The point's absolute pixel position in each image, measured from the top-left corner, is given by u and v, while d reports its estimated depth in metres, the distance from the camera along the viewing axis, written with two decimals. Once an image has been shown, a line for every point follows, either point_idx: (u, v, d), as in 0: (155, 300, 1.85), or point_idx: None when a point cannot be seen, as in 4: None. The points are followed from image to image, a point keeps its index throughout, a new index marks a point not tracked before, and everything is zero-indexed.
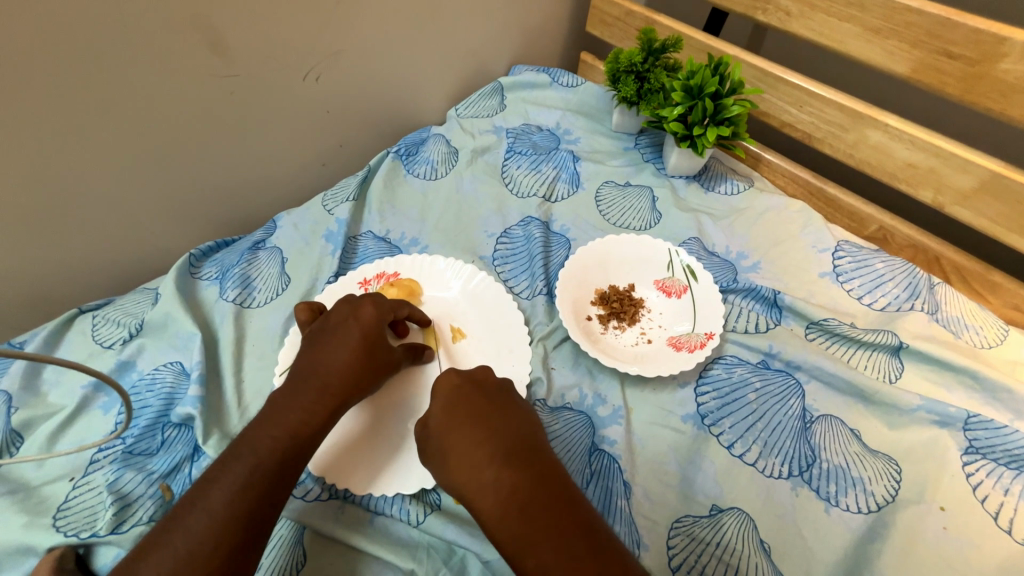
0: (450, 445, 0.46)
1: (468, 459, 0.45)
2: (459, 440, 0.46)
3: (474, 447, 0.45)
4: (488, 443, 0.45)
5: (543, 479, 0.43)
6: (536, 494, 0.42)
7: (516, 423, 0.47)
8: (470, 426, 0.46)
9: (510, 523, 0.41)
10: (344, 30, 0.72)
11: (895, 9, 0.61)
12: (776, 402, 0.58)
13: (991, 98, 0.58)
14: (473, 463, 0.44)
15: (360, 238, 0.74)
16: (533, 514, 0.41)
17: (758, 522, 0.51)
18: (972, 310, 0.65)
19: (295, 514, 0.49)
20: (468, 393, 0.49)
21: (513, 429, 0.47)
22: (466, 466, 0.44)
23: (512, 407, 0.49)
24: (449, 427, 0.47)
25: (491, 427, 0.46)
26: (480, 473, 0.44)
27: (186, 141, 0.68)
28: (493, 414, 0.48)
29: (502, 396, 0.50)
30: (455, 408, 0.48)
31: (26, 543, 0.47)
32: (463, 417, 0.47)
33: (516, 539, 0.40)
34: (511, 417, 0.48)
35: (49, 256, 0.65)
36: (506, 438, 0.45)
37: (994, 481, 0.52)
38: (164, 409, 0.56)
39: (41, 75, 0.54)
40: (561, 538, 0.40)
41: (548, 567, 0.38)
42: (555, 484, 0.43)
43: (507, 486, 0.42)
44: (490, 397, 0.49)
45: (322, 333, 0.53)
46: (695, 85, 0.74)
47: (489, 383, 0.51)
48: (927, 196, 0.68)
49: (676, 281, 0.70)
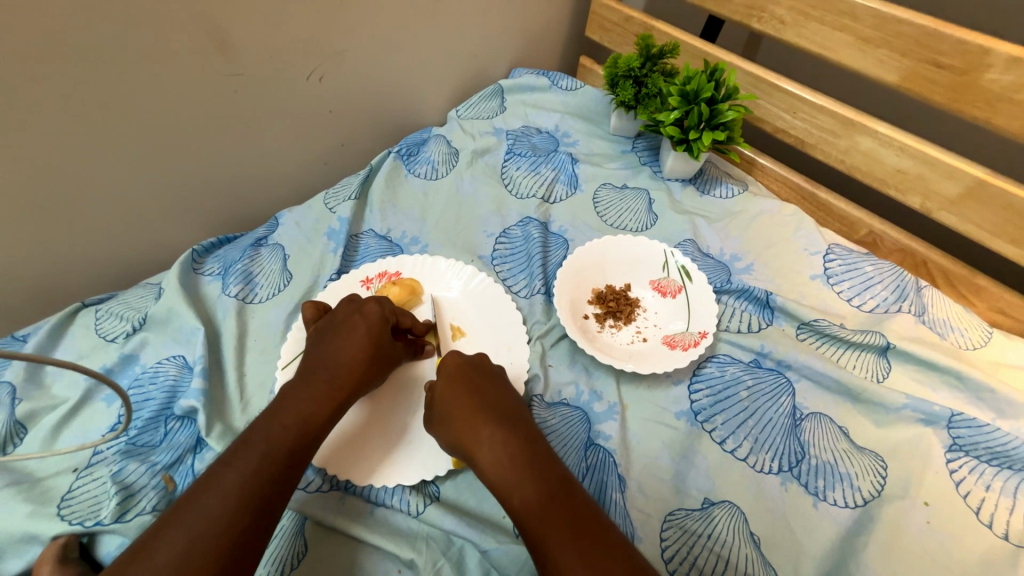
0: (452, 412, 0.50)
1: (467, 419, 0.49)
2: (460, 408, 0.49)
3: (474, 414, 0.49)
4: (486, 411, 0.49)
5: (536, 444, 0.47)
6: (526, 449, 0.46)
7: (513, 400, 0.51)
8: (471, 396, 0.50)
9: (502, 469, 0.45)
10: (348, 30, 0.73)
11: (886, 19, 0.63)
12: (767, 400, 0.60)
13: (976, 107, 0.60)
14: (472, 423, 0.48)
15: (362, 236, 0.75)
16: (523, 463, 0.45)
17: (749, 515, 0.52)
18: (958, 313, 0.67)
19: (297, 505, 0.50)
20: (469, 367, 0.53)
21: (509, 403, 0.51)
22: (467, 430, 0.48)
23: (508, 387, 0.53)
24: (451, 396, 0.50)
25: (491, 399, 0.50)
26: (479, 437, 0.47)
27: (189, 138, 0.69)
28: (491, 386, 0.52)
29: (499, 376, 0.54)
30: (456, 379, 0.52)
31: (30, 532, 0.47)
32: (466, 388, 0.51)
33: (505, 482, 0.44)
34: (508, 394, 0.52)
35: (52, 249, 0.66)
36: (502, 406, 0.50)
37: (977, 478, 0.53)
38: (167, 402, 0.57)
39: (49, 69, 0.54)
40: (546, 483, 0.43)
41: (531, 503, 0.42)
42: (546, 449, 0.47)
43: (500, 441, 0.46)
44: (488, 376, 0.53)
45: (329, 329, 0.55)
46: (691, 90, 0.76)
47: (488, 366, 0.55)
48: (915, 201, 0.70)
49: (671, 282, 0.72)
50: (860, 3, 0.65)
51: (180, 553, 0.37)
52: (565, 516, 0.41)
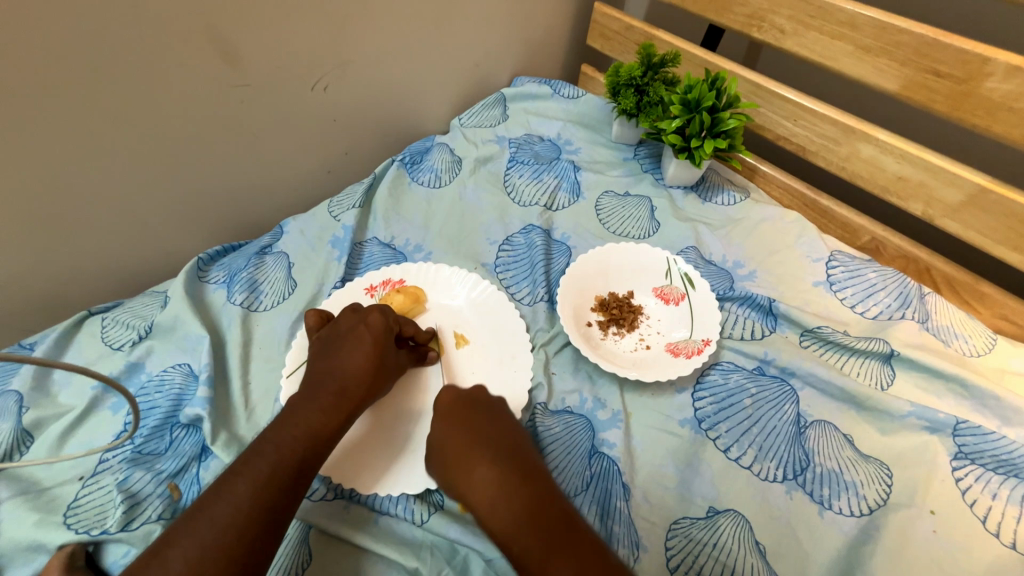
0: (446, 447, 0.48)
1: (462, 459, 0.47)
2: (455, 443, 0.48)
3: (468, 449, 0.47)
4: (480, 445, 0.47)
5: (533, 478, 0.45)
6: (522, 491, 0.43)
7: (510, 431, 0.49)
8: (465, 431, 0.48)
9: (498, 515, 0.43)
10: (351, 41, 0.74)
11: (885, 28, 0.64)
12: (771, 407, 0.60)
13: (976, 115, 0.60)
14: (466, 463, 0.46)
15: (366, 244, 0.76)
16: (519, 507, 0.42)
17: (754, 524, 0.52)
18: (961, 320, 0.67)
19: (302, 514, 0.50)
20: (463, 401, 0.51)
21: (505, 435, 0.49)
22: (461, 468, 0.46)
23: (506, 416, 0.51)
24: (446, 431, 0.49)
25: (486, 431, 0.48)
26: (473, 473, 0.45)
27: (195, 148, 0.69)
28: (487, 421, 0.50)
29: (496, 406, 0.52)
30: (450, 416, 0.50)
31: (36, 541, 0.47)
32: (460, 422, 0.49)
33: (503, 529, 0.42)
34: (506, 428, 0.50)
35: (59, 258, 0.66)
36: (497, 443, 0.47)
37: (983, 486, 0.53)
38: (172, 410, 0.57)
39: (58, 81, 0.55)
40: (544, 528, 0.41)
41: (530, 551, 0.40)
42: (543, 485, 0.44)
43: (495, 483, 0.44)
44: (484, 407, 0.51)
45: (333, 340, 0.55)
46: (693, 99, 0.77)
47: (484, 395, 0.53)
48: (917, 209, 0.70)
49: (674, 289, 0.72)
50: (859, 13, 0.65)
51: (190, 565, 0.37)
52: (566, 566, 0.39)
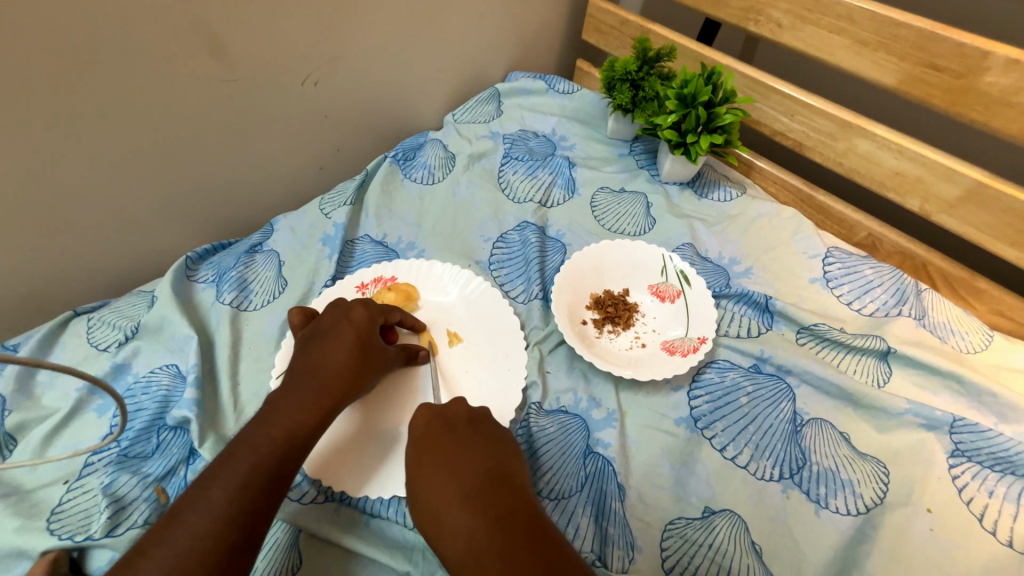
0: (418, 486, 0.46)
1: (432, 499, 0.44)
2: (426, 481, 0.46)
3: (439, 489, 0.44)
4: (450, 484, 0.44)
5: (505, 518, 0.41)
6: (493, 536, 0.40)
7: (484, 460, 0.46)
8: (435, 467, 0.46)
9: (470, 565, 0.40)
10: (343, 35, 0.73)
11: (884, 22, 0.63)
12: (767, 406, 0.59)
13: (974, 110, 0.60)
14: (437, 505, 0.44)
15: (358, 242, 0.75)
16: (489, 555, 0.39)
17: (750, 524, 0.52)
18: (958, 316, 0.67)
19: (291, 518, 0.49)
20: (436, 428, 0.49)
21: (475, 465, 0.46)
22: (431, 508, 0.44)
23: (482, 439, 0.48)
24: (418, 468, 0.47)
25: (456, 466, 0.46)
26: (443, 517, 0.43)
27: (183, 144, 0.68)
28: (460, 451, 0.47)
29: (472, 428, 0.49)
30: (422, 446, 0.48)
31: (19, 547, 0.46)
32: (431, 456, 0.47)
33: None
34: (480, 455, 0.47)
35: (45, 257, 0.65)
36: (469, 478, 0.45)
37: (979, 483, 0.53)
38: (159, 412, 0.56)
39: (41, 76, 0.54)
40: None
41: None
42: (514, 525, 0.41)
43: (465, 529, 0.41)
44: (459, 434, 0.48)
45: (315, 336, 0.54)
46: (688, 94, 0.76)
47: (459, 417, 0.50)
48: (913, 204, 0.69)
49: (669, 286, 0.71)
50: (857, 6, 0.64)
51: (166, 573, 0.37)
52: None
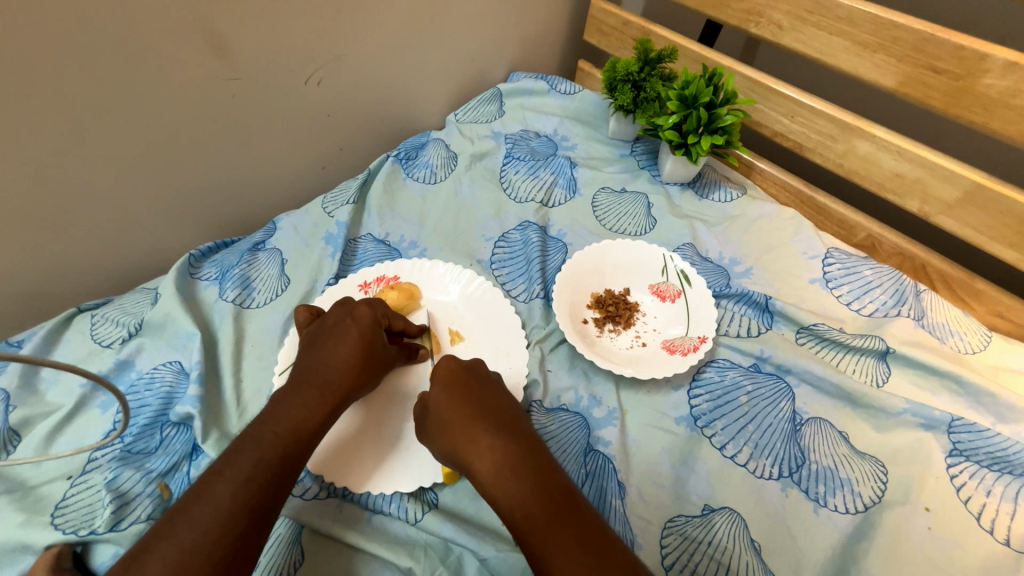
0: (447, 415, 0.49)
1: (466, 428, 0.48)
2: (457, 414, 0.49)
3: (473, 422, 0.48)
4: (482, 416, 0.49)
5: (534, 449, 0.47)
6: (528, 461, 0.45)
7: (507, 405, 0.51)
8: (466, 402, 0.49)
9: (506, 482, 0.44)
10: (345, 34, 0.73)
11: (883, 24, 0.63)
12: (767, 404, 0.59)
13: (973, 112, 0.60)
14: (472, 434, 0.47)
15: (360, 240, 0.75)
16: (526, 475, 0.44)
17: (749, 522, 0.52)
18: (956, 317, 0.67)
19: (294, 513, 0.50)
20: (465, 374, 0.52)
21: (504, 409, 0.50)
22: (464, 437, 0.47)
23: (502, 392, 0.53)
24: (447, 400, 0.50)
25: (486, 405, 0.50)
26: (475, 440, 0.47)
27: (186, 143, 0.68)
28: (489, 396, 0.51)
29: (494, 382, 0.54)
30: (453, 387, 0.51)
31: (24, 541, 0.47)
32: (463, 393, 0.50)
33: (508, 495, 0.43)
34: (507, 404, 0.51)
35: (48, 254, 0.65)
36: (501, 417, 0.49)
37: (977, 483, 0.53)
38: (163, 408, 0.56)
39: (46, 73, 0.54)
40: (550, 494, 0.43)
41: (535, 514, 0.41)
42: (544, 457, 0.46)
43: (503, 453, 0.45)
44: (484, 382, 0.52)
45: (320, 334, 0.54)
46: (690, 95, 0.76)
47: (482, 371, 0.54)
48: (913, 206, 0.70)
49: (670, 286, 0.71)
50: (857, 8, 0.65)
51: (171, 566, 0.37)
52: (570, 531, 0.40)
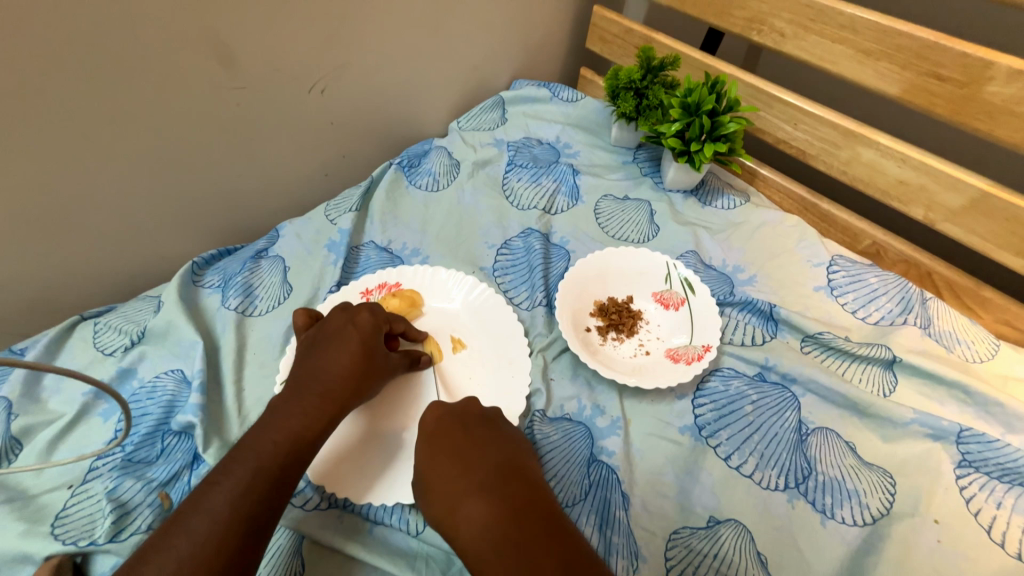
0: (433, 478, 0.47)
1: (448, 494, 0.45)
2: (439, 476, 0.47)
3: (453, 485, 0.46)
4: (466, 477, 0.46)
5: (519, 510, 0.43)
6: (510, 530, 0.42)
7: (494, 454, 0.48)
8: (448, 462, 0.47)
9: (486, 559, 0.41)
10: (348, 43, 0.73)
11: (886, 32, 0.63)
12: (772, 414, 0.59)
13: (977, 119, 0.60)
14: (453, 501, 0.45)
15: (363, 248, 0.75)
16: (506, 548, 0.41)
17: (755, 534, 0.51)
18: (964, 325, 0.66)
19: (294, 524, 0.49)
20: (449, 426, 0.50)
21: (489, 463, 0.47)
22: (446, 505, 0.45)
23: (492, 436, 0.50)
24: (431, 463, 0.48)
25: (472, 460, 0.47)
26: (460, 509, 0.44)
27: (189, 151, 0.69)
28: (475, 448, 0.48)
29: (484, 426, 0.51)
30: (436, 446, 0.49)
31: (23, 552, 0.46)
32: (446, 451, 0.48)
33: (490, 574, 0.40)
34: (496, 454, 0.48)
35: (52, 262, 0.66)
36: (484, 473, 0.46)
37: (987, 495, 0.52)
38: (164, 417, 0.56)
39: (50, 83, 0.54)
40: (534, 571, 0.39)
41: None
42: (529, 520, 0.43)
43: (482, 520, 0.43)
44: (471, 430, 0.50)
45: (320, 341, 0.54)
46: (692, 102, 0.76)
47: (471, 417, 0.51)
48: (918, 213, 0.69)
49: (674, 294, 0.71)
50: (859, 16, 0.65)
51: None
52: None
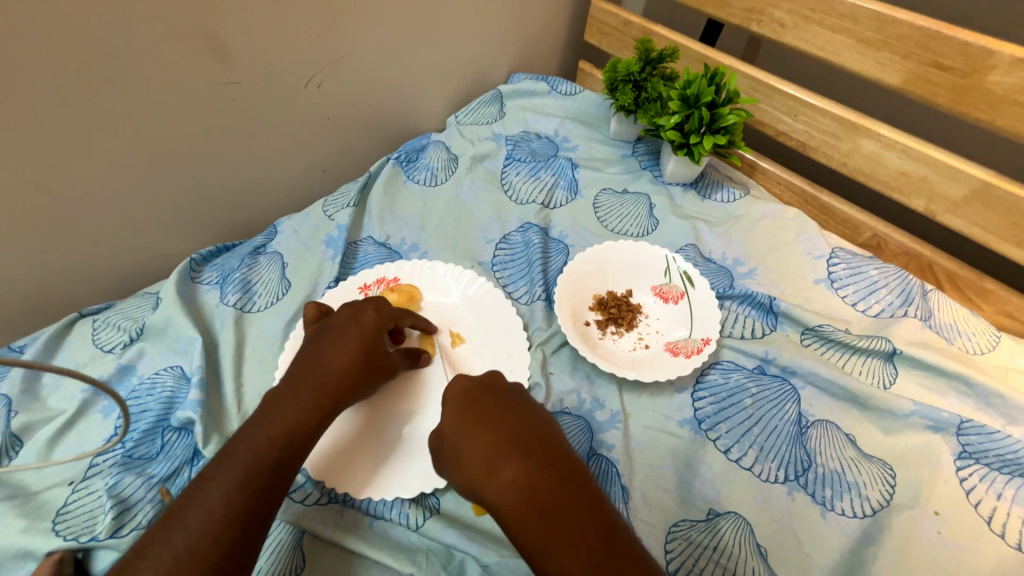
0: (465, 444, 0.45)
1: (484, 460, 0.43)
2: (473, 443, 0.45)
3: (491, 450, 0.44)
4: (503, 442, 0.44)
5: (563, 477, 0.42)
6: (557, 498, 0.41)
7: (529, 420, 0.47)
8: (483, 427, 0.45)
9: (533, 527, 0.40)
10: (344, 37, 0.73)
11: (887, 21, 0.62)
12: (772, 407, 0.59)
13: (979, 109, 0.59)
14: (492, 467, 0.43)
15: (360, 243, 0.75)
16: (554, 516, 0.40)
17: (755, 526, 0.51)
18: (965, 317, 0.66)
19: (294, 519, 0.49)
20: (478, 394, 0.49)
21: (524, 428, 0.46)
22: (483, 471, 0.43)
23: (521, 403, 0.49)
24: (463, 429, 0.46)
25: (505, 426, 0.45)
26: (500, 475, 0.42)
27: (186, 147, 0.68)
28: (509, 414, 0.47)
29: (513, 395, 0.50)
30: (468, 412, 0.47)
31: (24, 548, 0.46)
32: (479, 417, 0.46)
33: (537, 543, 0.39)
34: (532, 421, 0.47)
35: (49, 259, 0.65)
36: (523, 438, 0.45)
37: (987, 486, 0.52)
38: (164, 413, 0.56)
39: (45, 80, 0.54)
40: (584, 542, 0.39)
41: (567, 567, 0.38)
42: (573, 487, 0.42)
43: (528, 486, 0.41)
44: (502, 398, 0.49)
45: (322, 334, 0.54)
46: (692, 94, 0.76)
47: (500, 386, 0.50)
48: (919, 204, 0.69)
49: (673, 287, 0.71)
50: (860, 5, 0.64)
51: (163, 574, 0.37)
52: None
